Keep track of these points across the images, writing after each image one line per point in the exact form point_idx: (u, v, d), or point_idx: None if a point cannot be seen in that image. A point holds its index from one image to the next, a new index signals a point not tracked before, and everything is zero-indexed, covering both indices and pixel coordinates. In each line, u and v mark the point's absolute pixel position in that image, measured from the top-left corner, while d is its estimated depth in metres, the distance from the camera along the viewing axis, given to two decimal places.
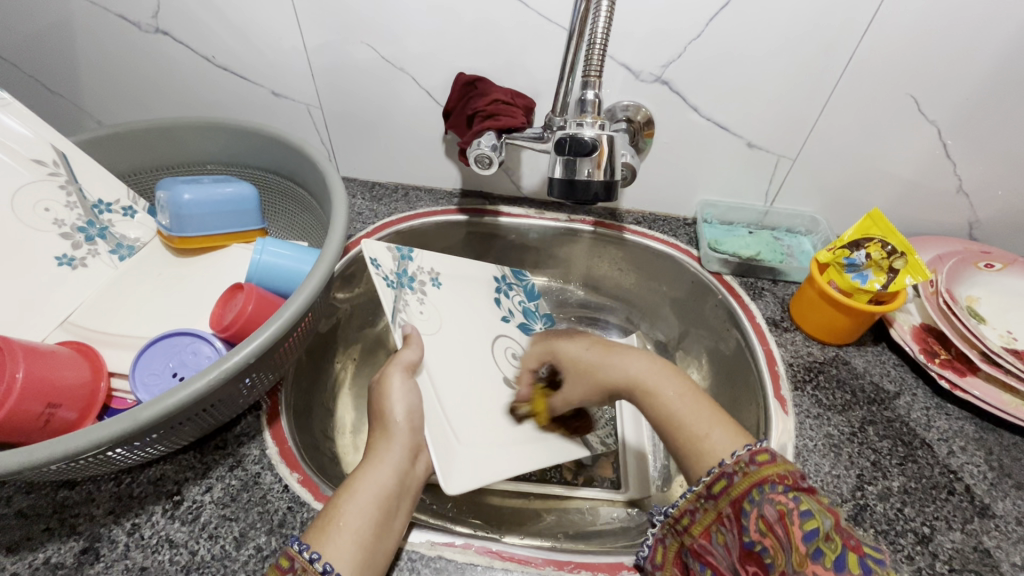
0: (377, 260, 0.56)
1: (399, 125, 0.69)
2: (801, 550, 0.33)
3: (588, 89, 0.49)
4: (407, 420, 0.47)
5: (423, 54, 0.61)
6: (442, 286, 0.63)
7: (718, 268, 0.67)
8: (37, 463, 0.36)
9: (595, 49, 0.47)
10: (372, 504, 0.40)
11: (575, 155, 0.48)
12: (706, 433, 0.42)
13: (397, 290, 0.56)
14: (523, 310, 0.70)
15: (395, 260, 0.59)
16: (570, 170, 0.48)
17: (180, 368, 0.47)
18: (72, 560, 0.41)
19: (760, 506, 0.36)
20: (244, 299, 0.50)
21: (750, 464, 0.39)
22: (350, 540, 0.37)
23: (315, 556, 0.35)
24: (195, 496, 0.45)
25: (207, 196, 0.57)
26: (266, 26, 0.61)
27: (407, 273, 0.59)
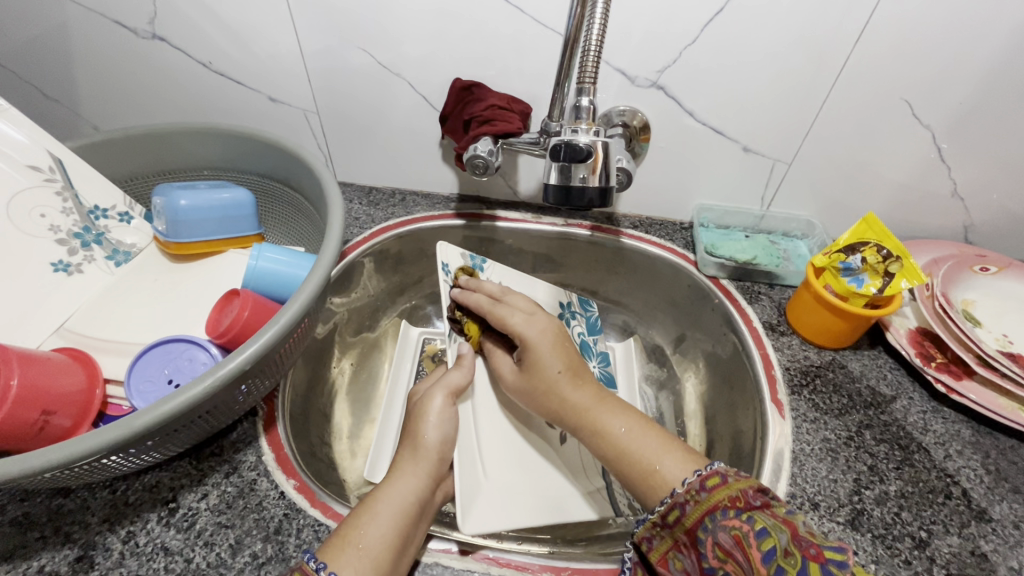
0: (448, 264, 0.62)
1: (396, 130, 0.70)
2: (762, 572, 0.32)
3: (583, 95, 0.49)
4: (439, 447, 0.49)
5: (420, 59, 0.62)
6: None
7: (715, 272, 0.67)
8: (30, 472, 0.35)
9: (590, 55, 0.47)
10: (388, 524, 0.41)
11: (570, 160, 0.48)
12: (656, 463, 0.41)
13: None
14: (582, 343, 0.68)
15: (464, 264, 0.65)
16: (566, 175, 0.48)
17: (175, 374, 0.47)
18: (67, 568, 0.40)
19: (714, 533, 0.35)
20: (240, 305, 0.49)
21: (700, 491, 0.37)
22: (366, 559, 0.38)
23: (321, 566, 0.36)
24: (190, 503, 0.45)
25: (203, 201, 0.57)
26: (263, 32, 0.61)
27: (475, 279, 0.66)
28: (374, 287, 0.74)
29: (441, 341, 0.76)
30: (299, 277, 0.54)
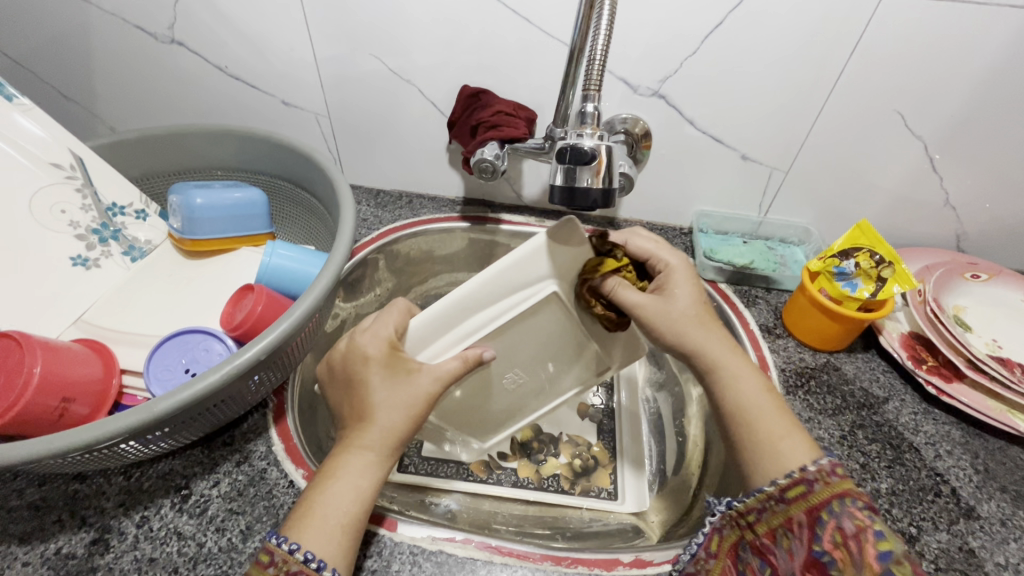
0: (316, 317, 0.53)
1: (404, 133, 0.72)
2: (875, 568, 0.33)
3: (587, 102, 0.50)
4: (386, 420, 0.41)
5: (429, 66, 0.64)
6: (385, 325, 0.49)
7: (713, 276, 0.69)
8: (54, 453, 0.37)
9: (596, 64, 0.48)
10: (347, 496, 0.38)
11: (575, 163, 0.49)
12: (778, 440, 0.41)
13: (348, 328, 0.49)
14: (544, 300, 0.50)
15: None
16: (570, 178, 0.49)
17: (191, 364, 0.49)
18: (83, 550, 0.42)
19: (838, 518, 0.36)
20: (254, 299, 0.51)
21: (831, 474, 0.37)
22: (339, 526, 0.37)
23: (294, 548, 0.35)
24: (202, 490, 0.46)
25: (219, 200, 0.59)
26: (279, 38, 0.64)
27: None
28: (381, 288, 0.76)
29: None
30: (307, 274, 0.55)
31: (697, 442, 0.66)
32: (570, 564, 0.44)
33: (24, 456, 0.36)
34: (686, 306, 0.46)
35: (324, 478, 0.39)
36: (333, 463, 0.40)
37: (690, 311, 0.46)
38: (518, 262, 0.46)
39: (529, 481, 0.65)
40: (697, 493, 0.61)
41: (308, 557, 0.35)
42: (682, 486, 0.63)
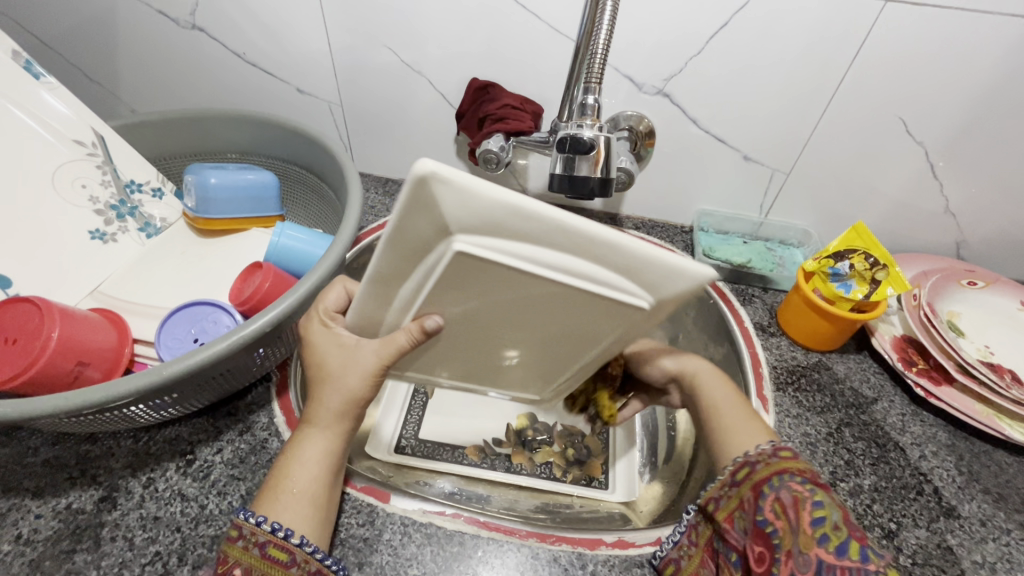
0: None
1: (414, 124, 0.73)
2: (808, 532, 0.35)
3: (588, 93, 0.51)
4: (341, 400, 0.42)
5: (440, 58, 0.65)
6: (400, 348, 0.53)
7: (711, 274, 0.70)
8: (70, 409, 0.39)
9: (596, 59, 0.49)
10: (309, 473, 0.41)
11: (574, 152, 0.50)
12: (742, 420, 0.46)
13: None
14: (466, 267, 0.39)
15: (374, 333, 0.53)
16: (570, 167, 0.51)
17: (201, 334, 0.51)
18: (92, 507, 0.44)
19: (776, 490, 0.38)
20: (262, 277, 0.53)
21: (773, 456, 0.41)
22: (304, 503, 0.40)
23: (261, 520, 0.38)
24: (206, 456, 0.48)
25: (232, 181, 0.61)
26: (296, 27, 0.66)
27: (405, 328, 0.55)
28: None
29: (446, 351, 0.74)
30: (312, 254, 0.57)
31: (686, 436, 0.67)
32: (555, 541, 0.46)
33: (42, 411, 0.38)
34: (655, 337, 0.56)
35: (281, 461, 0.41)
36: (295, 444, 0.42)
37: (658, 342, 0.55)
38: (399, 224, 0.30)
39: (522, 467, 0.66)
40: (685, 484, 0.62)
41: (272, 528, 0.37)
42: (670, 479, 0.64)
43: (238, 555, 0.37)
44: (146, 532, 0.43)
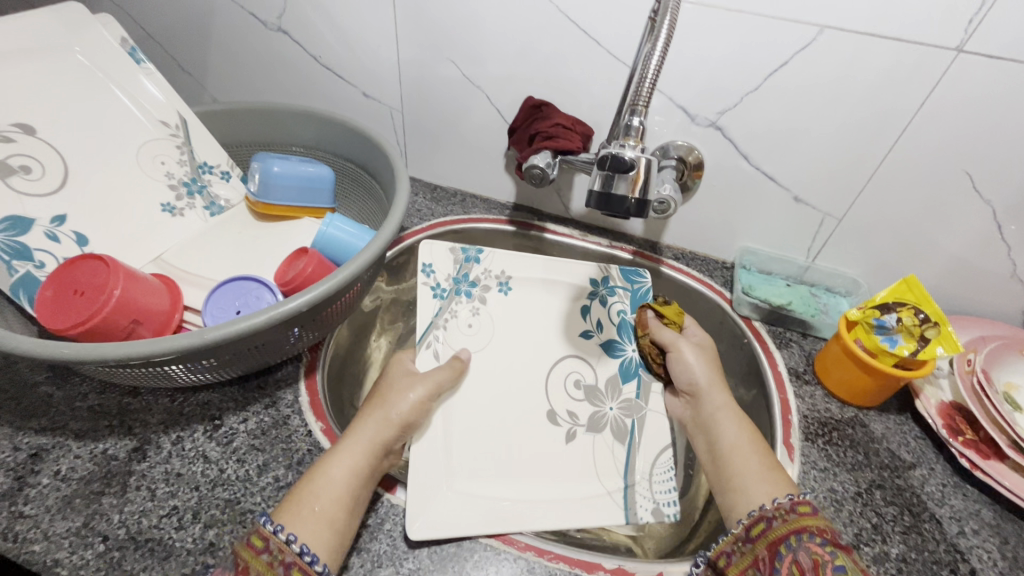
0: (431, 268, 0.71)
1: (468, 136, 0.76)
2: None
3: (634, 116, 0.51)
4: (401, 420, 0.49)
5: (499, 75, 0.68)
6: (510, 290, 0.72)
7: (748, 313, 0.68)
8: (118, 358, 0.42)
9: (647, 80, 0.50)
10: (342, 489, 0.43)
11: (613, 171, 0.50)
12: (740, 471, 0.48)
13: (446, 301, 0.69)
14: (459, 287, 0.71)
15: (455, 265, 0.72)
16: (608, 185, 0.51)
17: (242, 308, 0.54)
18: (125, 455, 0.47)
19: (794, 551, 0.40)
20: (306, 262, 0.56)
21: (790, 512, 0.43)
22: (325, 526, 0.40)
23: (289, 538, 0.38)
24: (232, 423, 0.50)
25: (292, 171, 0.65)
26: (370, 36, 0.70)
27: (470, 271, 0.72)
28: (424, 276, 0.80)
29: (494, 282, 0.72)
30: (353, 245, 0.59)
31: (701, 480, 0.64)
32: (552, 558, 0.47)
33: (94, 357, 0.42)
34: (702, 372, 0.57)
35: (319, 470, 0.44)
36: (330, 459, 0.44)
37: (705, 381, 0.57)
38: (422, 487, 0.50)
39: None
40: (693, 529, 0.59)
41: (300, 549, 0.38)
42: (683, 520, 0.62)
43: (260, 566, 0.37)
44: (167, 487, 0.45)
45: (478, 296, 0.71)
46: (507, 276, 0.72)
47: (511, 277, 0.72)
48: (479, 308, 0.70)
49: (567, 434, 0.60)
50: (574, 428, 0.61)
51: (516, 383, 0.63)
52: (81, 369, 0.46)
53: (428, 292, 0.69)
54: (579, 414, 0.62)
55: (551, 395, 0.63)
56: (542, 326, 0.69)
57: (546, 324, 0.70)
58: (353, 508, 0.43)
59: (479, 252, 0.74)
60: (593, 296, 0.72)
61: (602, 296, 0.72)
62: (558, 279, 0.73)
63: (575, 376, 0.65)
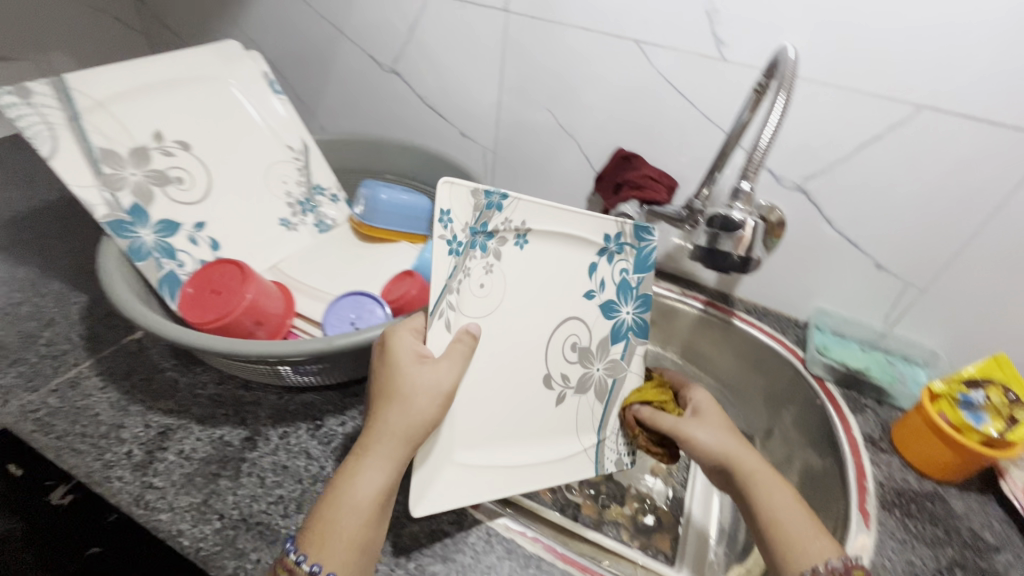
0: (448, 213, 0.49)
1: (555, 178, 0.80)
2: None
3: (745, 181, 0.52)
4: (410, 426, 0.43)
5: (592, 126, 0.73)
6: (527, 245, 0.54)
7: (822, 373, 0.68)
8: (258, 354, 0.48)
9: (757, 149, 0.50)
10: (359, 513, 0.40)
11: (721, 229, 0.54)
12: (801, 540, 0.44)
13: (460, 259, 0.49)
14: (473, 240, 0.50)
15: (475, 211, 0.50)
16: (714, 241, 0.55)
17: (358, 321, 0.59)
18: (239, 442, 0.52)
19: None
20: (410, 284, 0.61)
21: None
22: (350, 552, 0.40)
23: (301, 560, 0.39)
24: (332, 425, 0.55)
25: (395, 198, 0.71)
26: (477, 82, 0.77)
27: (489, 220, 0.51)
28: None
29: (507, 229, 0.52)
30: None
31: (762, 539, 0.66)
32: None
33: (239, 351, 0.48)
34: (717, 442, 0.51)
35: (324, 510, 0.41)
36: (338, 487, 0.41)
37: (728, 448, 0.50)
38: (431, 467, 0.47)
39: (589, 519, 0.66)
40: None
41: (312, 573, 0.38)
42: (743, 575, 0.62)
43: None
44: (274, 476, 0.50)
45: (494, 253, 0.52)
46: (524, 227, 0.53)
47: (532, 228, 0.54)
48: (495, 264, 0.52)
49: (558, 398, 0.55)
50: (564, 391, 0.55)
51: (496, 343, 0.52)
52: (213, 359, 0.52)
53: (441, 248, 0.48)
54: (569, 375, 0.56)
55: (549, 359, 0.55)
56: (558, 277, 0.55)
57: (552, 270, 0.55)
58: (373, 530, 0.41)
59: (503, 190, 0.52)
60: (603, 250, 0.58)
61: (610, 251, 0.58)
62: (574, 230, 0.56)
63: (575, 339, 0.56)
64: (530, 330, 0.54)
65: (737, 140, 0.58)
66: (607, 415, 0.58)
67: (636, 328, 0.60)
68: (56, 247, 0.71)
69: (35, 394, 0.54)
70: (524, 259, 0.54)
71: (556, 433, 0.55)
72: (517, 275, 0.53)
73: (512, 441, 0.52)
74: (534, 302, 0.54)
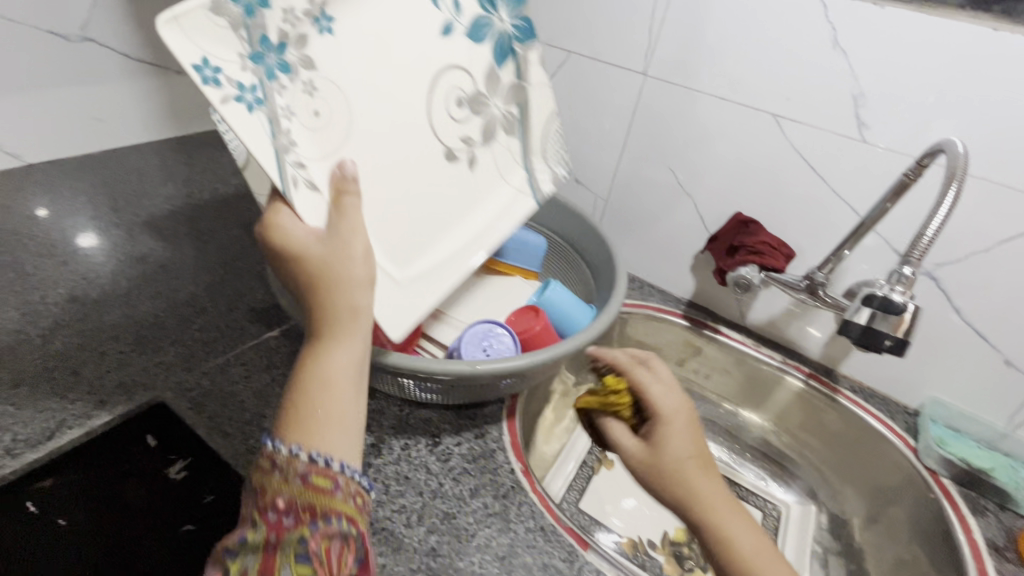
0: (218, 66, 0.43)
1: (665, 233, 0.82)
2: None
3: (907, 265, 0.53)
4: (353, 308, 0.42)
5: (713, 189, 0.75)
6: (334, 21, 0.51)
7: (935, 466, 0.66)
8: (414, 367, 0.52)
9: (924, 238, 0.52)
10: (343, 399, 0.40)
11: (882, 310, 0.54)
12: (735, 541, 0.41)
13: (268, 94, 0.46)
14: (267, 68, 0.47)
15: (242, 40, 0.45)
16: (871, 320, 0.54)
17: (490, 348, 0.59)
18: (365, 447, 0.55)
19: None
20: (534, 321, 0.63)
21: None
22: (342, 429, 0.39)
23: (297, 451, 0.37)
24: (449, 444, 0.57)
25: (519, 236, 0.75)
26: (600, 133, 0.80)
27: (266, 32, 0.47)
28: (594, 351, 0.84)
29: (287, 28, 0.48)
30: (572, 316, 0.66)
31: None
32: None
33: (400, 363, 0.51)
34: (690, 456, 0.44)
35: (302, 388, 0.40)
36: (314, 378, 0.40)
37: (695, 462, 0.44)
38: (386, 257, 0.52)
39: None
40: None
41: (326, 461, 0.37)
42: None
43: (280, 487, 0.37)
44: (398, 485, 0.52)
45: (301, 62, 0.49)
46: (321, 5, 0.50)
47: (331, 5, 0.50)
48: (315, 80, 0.49)
49: (468, 164, 0.59)
50: (466, 151, 0.59)
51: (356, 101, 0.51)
52: None
53: (240, 111, 0.44)
54: (468, 134, 0.59)
55: (436, 126, 0.57)
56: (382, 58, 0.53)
57: (382, 36, 0.53)
58: (355, 404, 0.41)
59: None
60: None
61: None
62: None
63: (456, 86, 0.57)
64: (407, 89, 0.55)
65: (869, 225, 0.61)
66: (527, 142, 0.63)
67: (517, 35, 0.60)
68: (205, 244, 0.78)
69: (190, 375, 0.61)
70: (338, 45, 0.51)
71: (468, 194, 0.59)
72: (352, 75, 0.51)
73: (456, 228, 0.58)
74: (404, 74, 0.54)
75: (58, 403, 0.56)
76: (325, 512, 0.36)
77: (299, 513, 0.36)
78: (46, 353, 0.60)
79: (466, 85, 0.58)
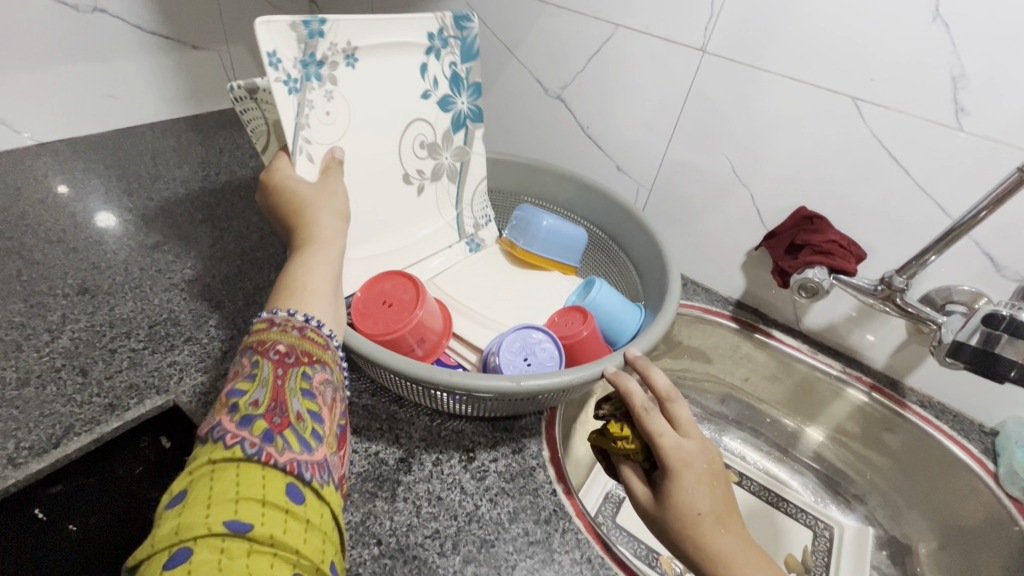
0: (273, 54, 0.48)
1: (715, 227, 0.75)
2: None
3: None
4: (330, 229, 0.47)
5: (774, 180, 0.67)
6: (358, 64, 0.55)
7: (1020, 494, 0.60)
8: (449, 382, 0.46)
9: None
10: (328, 283, 0.43)
11: (1010, 332, 0.51)
12: None
13: (301, 94, 0.50)
14: (306, 74, 0.50)
15: (298, 45, 0.49)
16: (990, 341, 0.52)
17: (530, 357, 0.55)
18: (393, 462, 0.50)
19: None
20: (581, 325, 0.58)
21: None
22: (324, 302, 0.42)
23: (296, 313, 0.39)
24: (484, 460, 0.52)
25: (558, 229, 0.69)
26: (647, 117, 0.73)
27: (315, 48, 0.51)
28: None
29: (326, 49, 0.51)
30: (621, 320, 0.61)
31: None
32: None
33: (433, 377, 0.46)
34: (706, 504, 0.40)
35: (287, 274, 0.43)
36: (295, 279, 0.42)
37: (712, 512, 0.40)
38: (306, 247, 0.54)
39: None
40: None
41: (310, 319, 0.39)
42: None
43: (276, 336, 0.37)
44: (430, 507, 0.47)
45: (331, 77, 0.53)
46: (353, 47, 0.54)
47: (359, 48, 0.54)
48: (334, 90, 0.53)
49: (417, 190, 0.65)
50: (421, 184, 0.65)
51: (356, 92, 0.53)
52: (383, 375, 0.50)
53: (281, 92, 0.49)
54: (424, 170, 0.64)
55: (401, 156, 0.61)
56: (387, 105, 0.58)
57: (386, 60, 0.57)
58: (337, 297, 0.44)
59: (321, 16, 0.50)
60: (429, 49, 0.60)
61: (437, 48, 0.60)
62: (406, 38, 0.57)
63: (421, 137, 0.62)
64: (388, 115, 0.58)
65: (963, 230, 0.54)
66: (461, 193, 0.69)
67: (472, 115, 0.66)
68: (223, 232, 0.74)
69: (206, 376, 0.56)
70: (361, 79, 0.56)
71: (410, 215, 0.65)
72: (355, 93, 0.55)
73: (391, 234, 0.63)
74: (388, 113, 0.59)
75: (64, 407, 0.51)
76: (321, 360, 0.38)
77: (299, 356, 0.37)
78: (54, 349, 0.56)
79: (428, 136, 0.63)
